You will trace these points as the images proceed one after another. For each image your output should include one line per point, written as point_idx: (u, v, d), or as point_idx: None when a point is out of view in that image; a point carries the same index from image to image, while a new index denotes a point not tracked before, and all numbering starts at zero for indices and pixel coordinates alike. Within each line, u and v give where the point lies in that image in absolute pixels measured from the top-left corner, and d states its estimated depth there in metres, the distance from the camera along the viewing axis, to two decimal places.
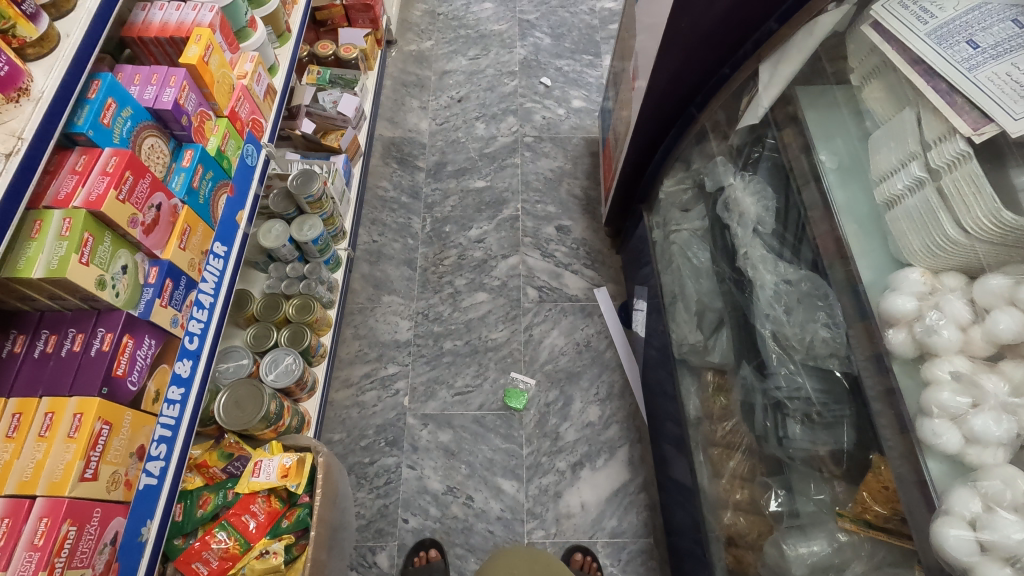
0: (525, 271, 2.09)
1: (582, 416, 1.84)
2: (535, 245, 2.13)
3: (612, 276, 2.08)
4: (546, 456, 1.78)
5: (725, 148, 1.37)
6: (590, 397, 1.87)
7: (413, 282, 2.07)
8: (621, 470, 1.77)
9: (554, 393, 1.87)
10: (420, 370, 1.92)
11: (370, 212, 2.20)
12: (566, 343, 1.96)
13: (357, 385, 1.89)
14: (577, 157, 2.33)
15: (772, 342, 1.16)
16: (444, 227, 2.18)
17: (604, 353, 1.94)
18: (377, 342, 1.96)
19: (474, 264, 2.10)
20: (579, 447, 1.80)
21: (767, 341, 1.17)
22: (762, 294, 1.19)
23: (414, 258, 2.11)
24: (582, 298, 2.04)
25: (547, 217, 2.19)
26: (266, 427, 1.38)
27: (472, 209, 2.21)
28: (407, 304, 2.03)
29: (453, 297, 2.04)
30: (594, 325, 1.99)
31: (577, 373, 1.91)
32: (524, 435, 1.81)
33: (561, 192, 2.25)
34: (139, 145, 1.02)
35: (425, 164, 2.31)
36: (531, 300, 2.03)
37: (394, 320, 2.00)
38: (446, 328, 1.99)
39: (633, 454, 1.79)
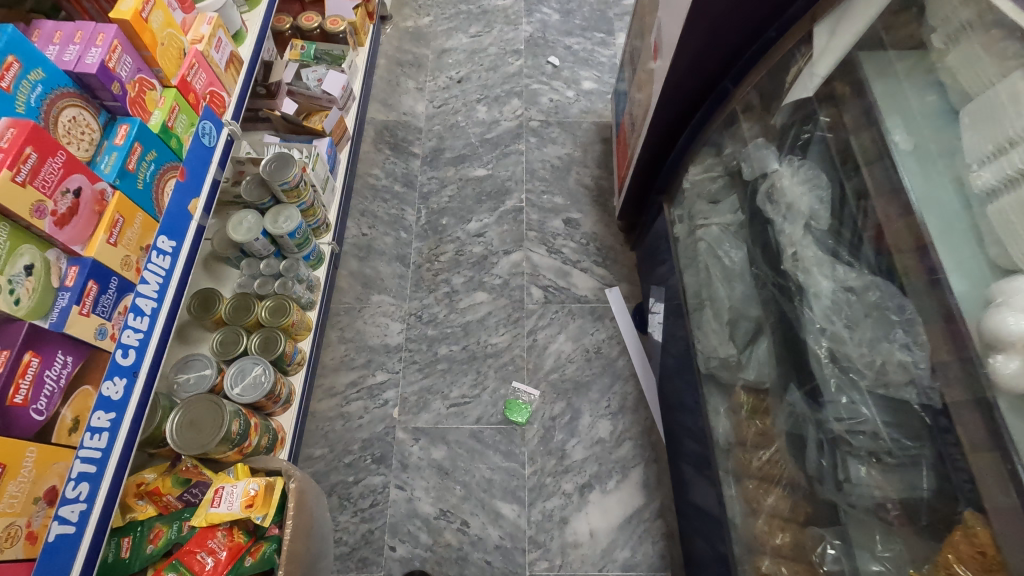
0: (529, 269, 1.89)
1: (592, 432, 1.65)
2: (540, 240, 1.94)
3: (625, 274, 1.88)
4: (551, 477, 1.59)
5: (765, 129, 1.16)
6: (601, 411, 1.68)
7: (406, 280, 1.88)
8: (634, 493, 1.58)
9: (561, 405, 1.68)
10: (412, 379, 1.73)
11: (361, 202, 2.00)
12: (574, 350, 1.76)
13: (342, 395, 1.71)
14: (587, 143, 2.12)
15: (826, 363, 0.96)
16: (441, 220, 1.98)
17: (616, 361, 1.75)
18: (365, 347, 1.78)
19: (473, 261, 1.91)
20: (589, 466, 1.61)
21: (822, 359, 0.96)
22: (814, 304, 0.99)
23: (407, 254, 1.92)
24: (592, 298, 1.84)
25: (554, 209, 1.99)
26: (230, 449, 1.19)
27: (472, 200, 2.01)
28: (399, 304, 1.84)
29: (449, 298, 1.85)
30: (606, 330, 1.79)
31: (586, 383, 1.72)
32: (526, 453, 1.62)
33: (569, 181, 2.04)
34: (54, 117, 0.83)
35: (421, 150, 2.11)
36: (536, 301, 1.84)
37: (384, 322, 1.81)
38: (442, 331, 1.80)
39: (648, 475, 1.60)
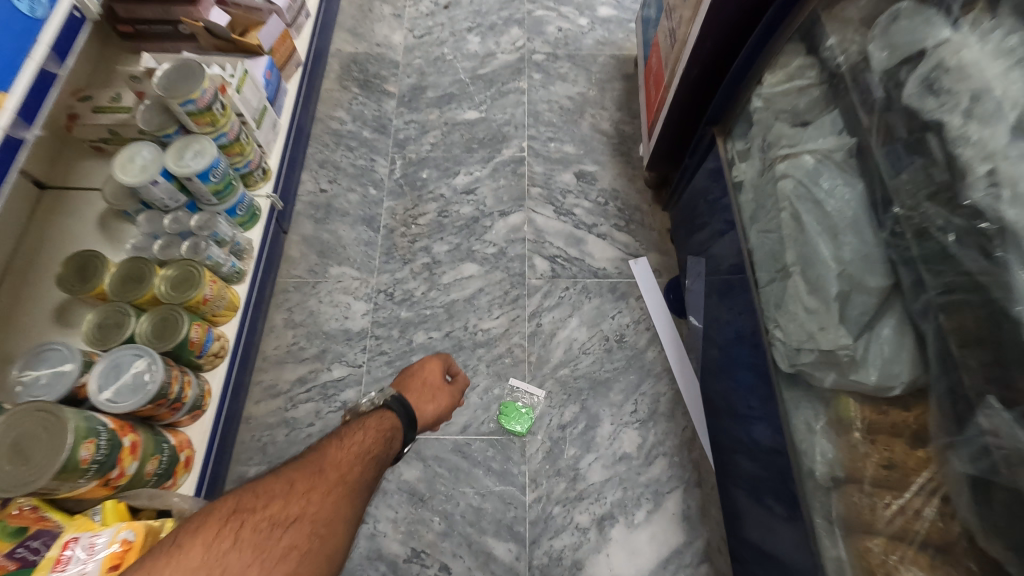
0: (531, 234, 1.48)
1: (613, 447, 1.25)
2: (545, 199, 1.52)
3: (655, 242, 1.47)
4: (559, 507, 1.21)
5: None
6: (624, 419, 1.28)
7: (373, 249, 1.47)
8: (670, 528, 1.19)
9: (572, 410, 1.29)
10: (379, 375, 1.33)
11: (320, 152, 1.59)
12: (590, 339, 1.36)
13: (288, 395, 1.31)
14: (604, 80, 1.70)
15: None
16: (420, 173, 1.56)
17: (645, 353, 1.34)
18: (319, 333, 1.38)
19: (459, 225, 1.49)
20: (609, 492, 1.22)
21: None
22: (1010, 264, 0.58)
23: (376, 216, 1.51)
24: (613, 272, 1.43)
25: (563, 160, 1.58)
26: (86, 481, 0.79)
27: (460, 149, 1.60)
28: (363, 279, 1.43)
29: (429, 271, 1.44)
30: (630, 313, 1.39)
31: (604, 381, 1.32)
32: (527, 473, 1.23)
33: (582, 125, 1.63)
34: None
35: (396, 88, 1.69)
36: (540, 276, 1.43)
37: (344, 301, 1.41)
38: (418, 314, 1.39)
39: (688, 503, 1.21)
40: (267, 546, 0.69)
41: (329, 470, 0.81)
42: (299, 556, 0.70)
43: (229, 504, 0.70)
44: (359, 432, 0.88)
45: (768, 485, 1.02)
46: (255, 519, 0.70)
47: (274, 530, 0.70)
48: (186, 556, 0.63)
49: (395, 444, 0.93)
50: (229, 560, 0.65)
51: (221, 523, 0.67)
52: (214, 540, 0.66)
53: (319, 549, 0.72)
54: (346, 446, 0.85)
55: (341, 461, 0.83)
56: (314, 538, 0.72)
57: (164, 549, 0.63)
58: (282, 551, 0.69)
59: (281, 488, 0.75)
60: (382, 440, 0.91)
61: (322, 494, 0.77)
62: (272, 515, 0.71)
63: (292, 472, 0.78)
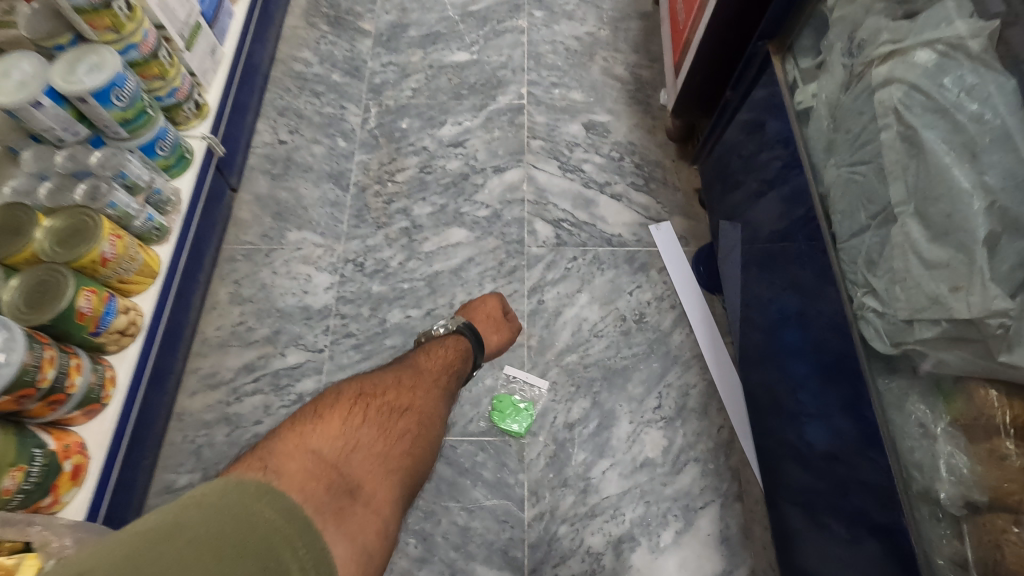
0: (531, 194, 1.23)
1: (633, 452, 1.01)
2: (548, 153, 1.27)
3: (680, 204, 1.22)
4: (566, 526, 0.97)
5: None
6: (646, 417, 1.04)
7: (341, 211, 1.22)
8: (704, 554, 0.95)
9: (581, 406, 1.05)
10: (344, 362, 1.08)
11: (279, 97, 1.33)
12: (603, 319, 1.11)
13: (230, 386, 1.06)
14: (618, 19, 1.44)
15: None
16: (398, 122, 1.31)
17: (670, 336, 1.10)
18: (272, 311, 1.12)
19: (445, 183, 1.24)
20: (627, 508, 0.98)
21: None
22: None
23: (346, 172, 1.26)
24: (630, 240, 1.19)
25: (569, 108, 1.33)
26: None
27: (447, 95, 1.34)
28: (328, 247, 1.18)
29: (408, 237, 1.19)
30: (652, 289, 1.14)
31: (621, 371, 1.07)
32: (526, 484, 0.99)
33: (592, 69, 1.37)
34: None
35: (372, 25, 1.43)
36: (541, 244, 1.18)
37: (304, 272, 1.16)
38: (394, 289, 1.14)
39: (726, 522, 0.97)
40: (390, 426, 0.72)
41: (426, 370, 0.85)
42: (413, 437, 0.74)
43: (351, 391, 0.74)
44: (443, 343, 0.91)
45: (834, 506, 0.78)
46: (376, 403, 0.74)
47: (389, 415, 0.74)
48: (326, 427, 0.67)
49: (467, 364, 0.91)
50: (362, 433, 0.68)
51: (350, 405, 0.71)
52: (346, 416, 0.70)
53: (428, 434, 0.76)
54: (439, 352, 0.89)
55: (438, 362, 0.87)
56: (424, 424, 0.77)
57: (306, 418, 0.67)
58: (400, 431, 0.73)
59: (392, 381, 0.79)
60: (463, 354, 0.91)
61: (427, 387, 0.82)
62: (387, 403, 0.75)
63: (398, 369, 0.82)
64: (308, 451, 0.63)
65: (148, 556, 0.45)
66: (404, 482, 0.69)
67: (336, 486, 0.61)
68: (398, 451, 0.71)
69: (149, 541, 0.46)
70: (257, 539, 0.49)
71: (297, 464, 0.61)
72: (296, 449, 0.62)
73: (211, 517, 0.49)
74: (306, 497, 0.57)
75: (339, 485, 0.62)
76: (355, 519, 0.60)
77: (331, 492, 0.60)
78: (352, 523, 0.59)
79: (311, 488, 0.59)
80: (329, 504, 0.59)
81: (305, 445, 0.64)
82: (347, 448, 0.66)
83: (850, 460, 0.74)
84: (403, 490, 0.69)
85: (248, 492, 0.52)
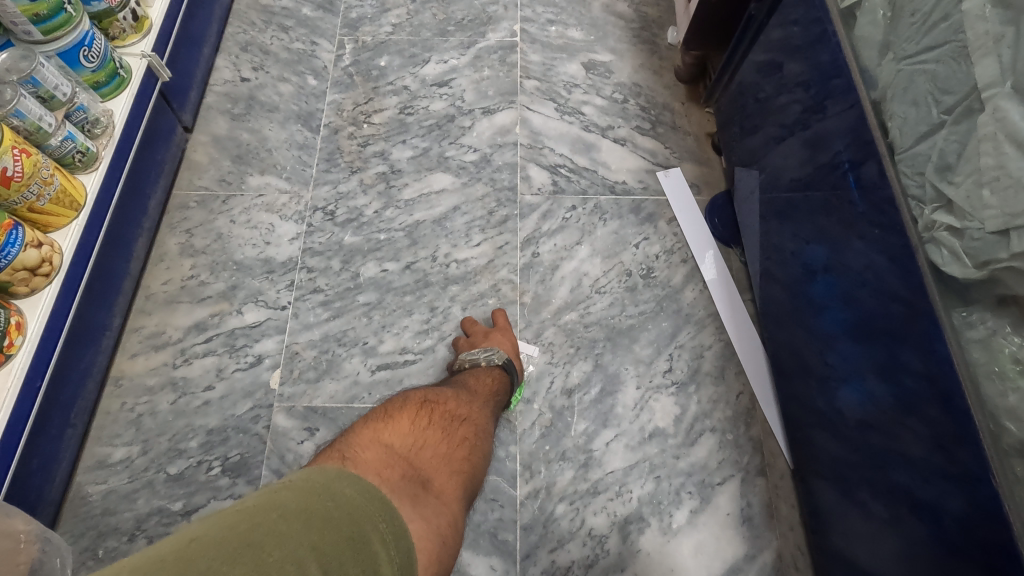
0: (526, 138, 1.10)
1: (641, 421, 0.89)
2: (544, 94, 1.14)
3: (691, 149, 1.10)
4: (564, 505, 0.84)
5: None
6: (655, 382, 0.91)
7: (310, 154, 1.08)
8: (723, 535, 0.82)
9: (582, 371, 0.92)
10: (310, 321, 0.94)
11: (242, 31, 1.19)
12: (606, 274, 0.98)
13: (177, 347, 0.92)
14: None
15: None
16: (377, 60, 1.17)
17: (681, 293, 0.97)
18: (228, 263, 0.98)
19: (428, 125, 1.11)
20: (635, 484, 0.85)
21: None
22: None
23: (317, 112, 1.11)
24: (636, 187, 1.06)
25: (568, 46, 1.19)
26: None
27: (431, 31, 1.20)
28: (294, 193, 1.04)
29: (385, 183, 1.05)
30: (660, 241, 1.01)
31: (626, 331, 0.94)
32: (518, 458, 0.86)
33: (593, 5, 1.24)
34: None
35: None
36: (537, 192, 1.05)
37: (266, 220, 1.01)
38: (369, 240, 1.00)
39: (747, 500, 0.84)
40: (450, 433, 0.69)
41: (478, 389, 0.80)
42: (471, 447, 0.71)
43: (417, 397, 0.73)
44: (491, 369, 0.84)
45: (868, 479, 0.65)
46: (440, 409, 0.72)
47: (452, 421, 0.71)
48: (396, 425, 0.66)
49: (509, 395, 0.85)
50: (428, 434, 0.67)
51: (415, 408, 0.70)
52: (413, 418, 0.68)
53: (484, 446, 0.73)
54: (485, 374, 0.83)
55: (487, 382, 0.82)
56: (480, 436, 0.73)
57: (376, 419, 0.66)
58: (460, 439, 0.70)
59: (452, 392, 0.77)
60: (507, 384, 0.84)
61: (482, 403, 0.78)
62: (448, 410, 0.73)
63: (456, 385, 0.79)
64: (382, 445, 0.61)
65: (242, 528, 0.41)
66: (466, 485, 0.66)
67: (410, 475, 0.59)
68: (460, 457, 0.68)
69: (242, 515, 0.42)
70: (345, 517, 0.45)
71: (372, 454, 0.59)
72: (370, 442, 0.61)
73: (302, 493, 0.45)
74: (384, 482, 0.55)
75: (412, 475, 0.60)
76: (428, 505, 0.57)
77: (405, 480, 0.58)
78: (426, 509, 0.57)
79: (388, 475, 0.57)
80: (405, 489, 0.56)
81: (378, 439, 0.62)
82: (416, 446, 0.64)
83: (889, 418, 0.61)
84: (465, 493, 0.65)
85: (333, 472, 0.49)
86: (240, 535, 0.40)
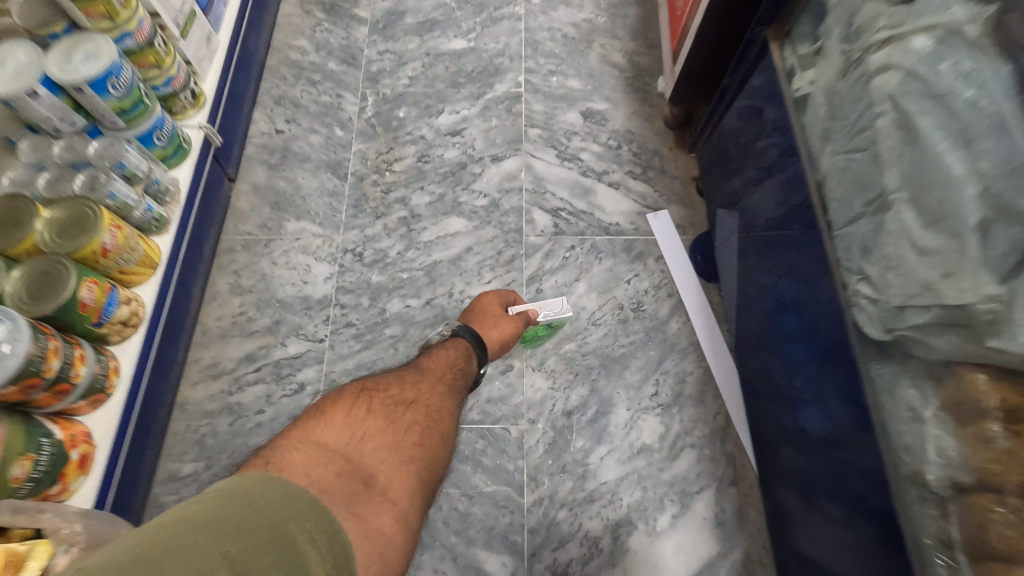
0: (530, 183, 1.23)
1: (630, 438, 1.03)
2: (547, 142, 1.27)
3: (678, 192, 1.23)
4: (565, 511, 0.98)
5: None
6: (643, 404, 1.05)
7: (340, 200, 1.22)
8: (700, 538, 0.97)
9: (580, 393, 1.06)
10: (344, 352, 1.09)
11: (275, 86, 1.32)
12: (601, 308, 1.12)
13: (232, 377, 1.07)
14: (616, 5, 1.43)
15: None
16: (396, 111, 1.31)
17: (667, 323, 1.11)
18: (272, 301, 1.13)
19: (443, 172, 1.24)
20: (625, 493, 0.99)
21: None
22: None
23: (344, 161, 1.25)
24: (628, 228, 1.19)
25: (567, 96, 1.32)
26: None
27: (444, 83, 1.34)
28: (327, 237, 1.18)
29: (406, 227, 1.19)
30: (649, 277, 1.15)
31: (619, 359, 1.08)
32: (525, 470, 1.01)
33: (590, 56, 1.37)
34: None
35: (369, 13, 1.42)
36: (540, 233, 1.18)
37: (303, 262, 1.16)
38: (393, 279, 1.15)
39: (721, 507, 0.99)
40: (392, 420, 0.76)
41: (430, 369, 0.88)
42: (418, 430, 0.77)
43: (358, 387, 0.80)
44: (444, 346, 0.93)
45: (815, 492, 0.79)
46: (382, 398, 0.79)
47: (394, 408, 0.78)
48: (331, 421, 0.73)
49: (477, 360, 0.94)
50: (367, 425, 0.73)
51: (352, 400, 0.77)
52: (349, 411, 0.75)
53: (436, 426, 0.79)
54: (441, 352, 0.92)
55: (442, 360, 0.90)
56: (429, 417, 0.80)
57: (313, 416, 0.73)
58: (405, 424, 0.77)
59: (396, 380, 0.84)
60: (466, 356, 0.93)
61: (431, 384, 0.85)
62: (391, 398, 0.79)
63: (404, 370, 0.86)
64: (313, 443, 0.69)
65: (150, 545, 0.48)
66: (416, 471, 0.73)
67: (348, 473, 0.67)
68: (408, 442, 0.75)
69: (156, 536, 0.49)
70: (267, 522, 0.53)
71: (303, 454, 0.67)
72: (303, 442, 0.68)
73: (224, 505, 0.52)
74: (315, 483, 0.63)
75: (351, 472, 0.68)
76: (367, 502, 0.65)
77: (341, 478, 0.66)
78: (365, 505, 0.64)
79: (319, 475, 0.65)
80: (340, 489, 0.64)
81: (311, 438, 0.69)
82: (353, 439, 0.71)
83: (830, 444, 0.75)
84: (416, 480, 0.72)
85: (253, 481, 0.57)
86: (150, 553, 0.47)
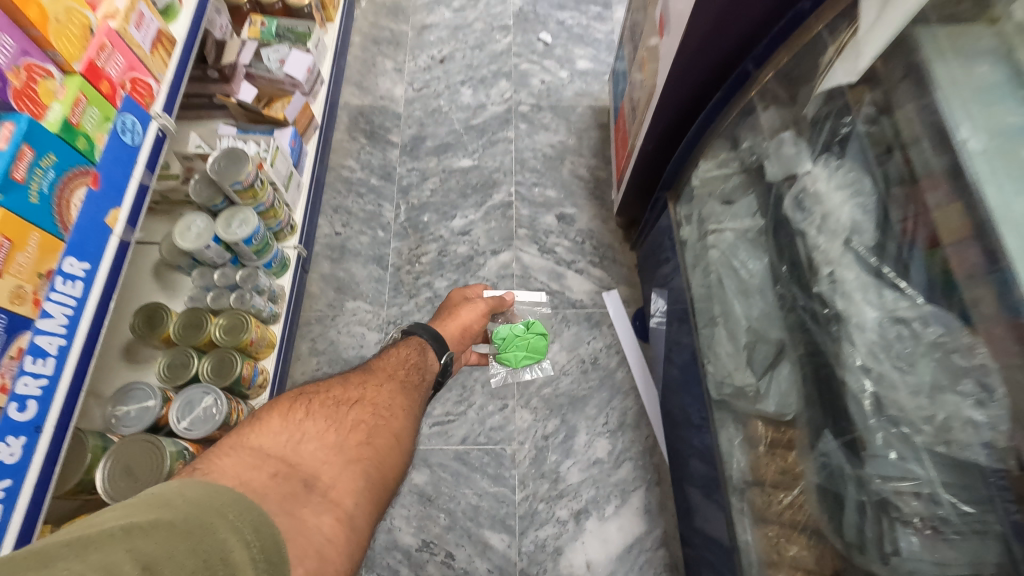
0: (518, 270, 1.72)
1: (589, 453, 1.51)
2: (531, 239, 1.76)
3: (625, 276, 1.72)
4: (543, 503, 1.46)
5: (777, 123, 0.98)
6: (598, 429, 1.53)
7: (383, 285, 1.70)
8: (634, 520, 1.45)
9: (554, 423, 1.54)
10: None
11: (333, 197, 1.82)
12: (569, 362, 1.61)
13: None
14: (582, 129, 1.93)
15: (854, 400, 0.79)
16: (421, 216, 1.80)
17: (615, 372, 1.60)
18: (339, 359, 1.61)
19: (457, 263, 1.73)
20: (585, 491, 1.47)
21: (865, 409, 0.77)
22: (837, 333, 0.82)
23: (385, 255, 1.74)
24: (588, 303, 1.68)
25: (546, 203, 1.81)
26: None
27: (456, 193, 1.83)
28: (375, 312, 1.67)
29: (431, 304, 1.68)
30: (603, 339, 1.64)
31: (581, 398, 1.57)
32: (517, 476, 1.49)
33: (563, 171, 1.86)
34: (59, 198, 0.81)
35: (399, 138, 1.91)
36: (526, 307, 1.67)
37: (359, 331, 1.64)
38: None
39: (649, 500, 1.47)
40: (335, 416, 0.94)
41: (375, 373, 1.10)
42: (359, 428, 0.94)
43: (295, 396, 0.96)
44: (387, 354, 1.18)
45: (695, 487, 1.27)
46: (319, 402, 0.96)
47: (332, 408, 0.95)
48: (267, 427, 0.87)
49: (422, 358, 1.22)
50: (305, 426, 0.89)
51: (293, 402, 0.94)
52: (286, 416, 0.90)
53: (374, 421, 0.97)
54: (382, 363, 1.14)
55: (382, 369, 1.12)
56: (369, 414, 0.98)
57: (246, 427, 0.86)
58: (344, 425, 0.93)
59: (338, 387, 1.02)
60: (407, 359, 1.19)
61: (369, 388, 1.05)
62: (329, 400, 0.97)
63: (341, 379, 1.06)
64: (250, 448, 0.82)
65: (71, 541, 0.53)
66: (358, 464, 0.88)
67: (287, 474, 0.79)
68: (348, 441, 0.90)
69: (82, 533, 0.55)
70: (185, 517, 0.59)
71: (234, 459, 0.79)
72: (237, 449, 0.81)
73: (141, 504, 0.59)
74: (258, 485, 0.75)
75: (289, 473, 0.80)
76: (307, 500, 0.77)
77: (275, 478, 0.78)
78: (307, 503, 0.76)
79: (258, 475, 0.77)
80: (283, 490, 0.76)
81: (246, 444, 0.82)
82: (290, 440, 0.86)
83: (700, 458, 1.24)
84: (356, 476, 0.86)
85: (177, 485, 0.63)
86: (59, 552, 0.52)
